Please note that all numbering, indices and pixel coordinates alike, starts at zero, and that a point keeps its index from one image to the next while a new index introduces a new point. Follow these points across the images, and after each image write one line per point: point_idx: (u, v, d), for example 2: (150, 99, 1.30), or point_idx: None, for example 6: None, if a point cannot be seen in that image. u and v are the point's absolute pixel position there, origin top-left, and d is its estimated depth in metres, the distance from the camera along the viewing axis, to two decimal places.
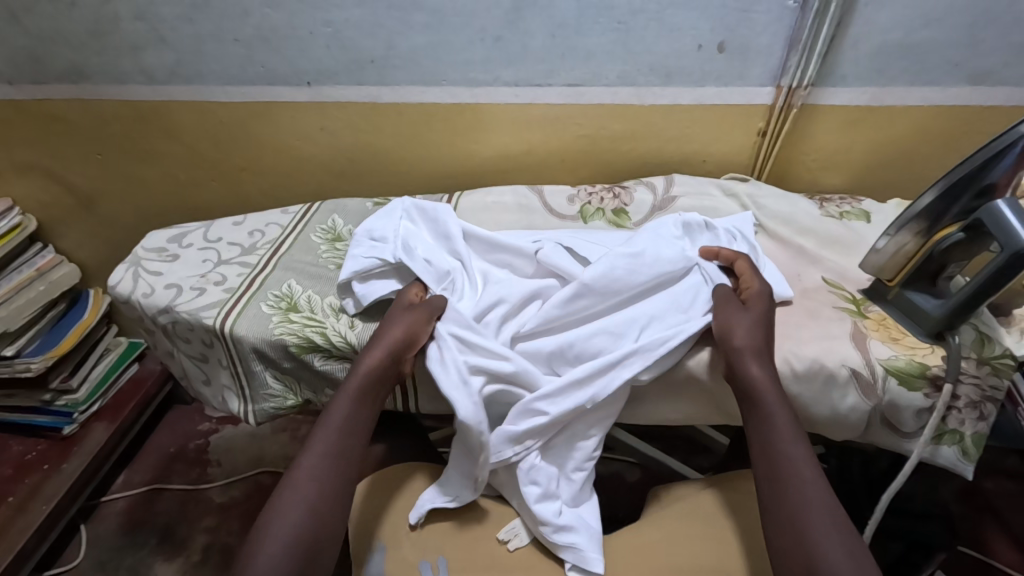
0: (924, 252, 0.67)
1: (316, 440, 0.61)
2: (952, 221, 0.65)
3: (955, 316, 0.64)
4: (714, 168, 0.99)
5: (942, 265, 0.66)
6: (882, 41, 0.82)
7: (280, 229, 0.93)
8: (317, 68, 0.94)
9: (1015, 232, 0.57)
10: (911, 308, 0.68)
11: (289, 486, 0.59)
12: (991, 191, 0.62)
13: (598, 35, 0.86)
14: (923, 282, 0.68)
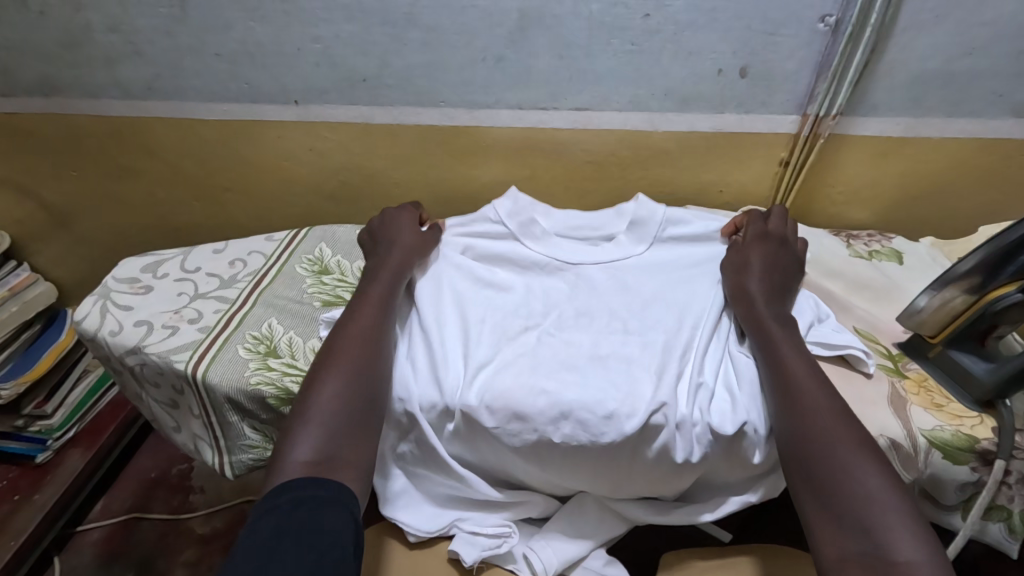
0: (974, 312, 0.59)
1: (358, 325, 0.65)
2: (1008, 279, 0.57)
3: (1008, 384, 0.57)
4: (729, 199, 0.92)
5: (993, 325, 0.59)
6: (918, 72, 0.76)
7: (263, 259, 0.86)
8: (305, 86, 0.87)
9: None
10: (955, 369, 0.62)
11: (334, 357, 0.62)
12: None
13: (608, 58, 0.79)
14: (970, 341, 0.61)
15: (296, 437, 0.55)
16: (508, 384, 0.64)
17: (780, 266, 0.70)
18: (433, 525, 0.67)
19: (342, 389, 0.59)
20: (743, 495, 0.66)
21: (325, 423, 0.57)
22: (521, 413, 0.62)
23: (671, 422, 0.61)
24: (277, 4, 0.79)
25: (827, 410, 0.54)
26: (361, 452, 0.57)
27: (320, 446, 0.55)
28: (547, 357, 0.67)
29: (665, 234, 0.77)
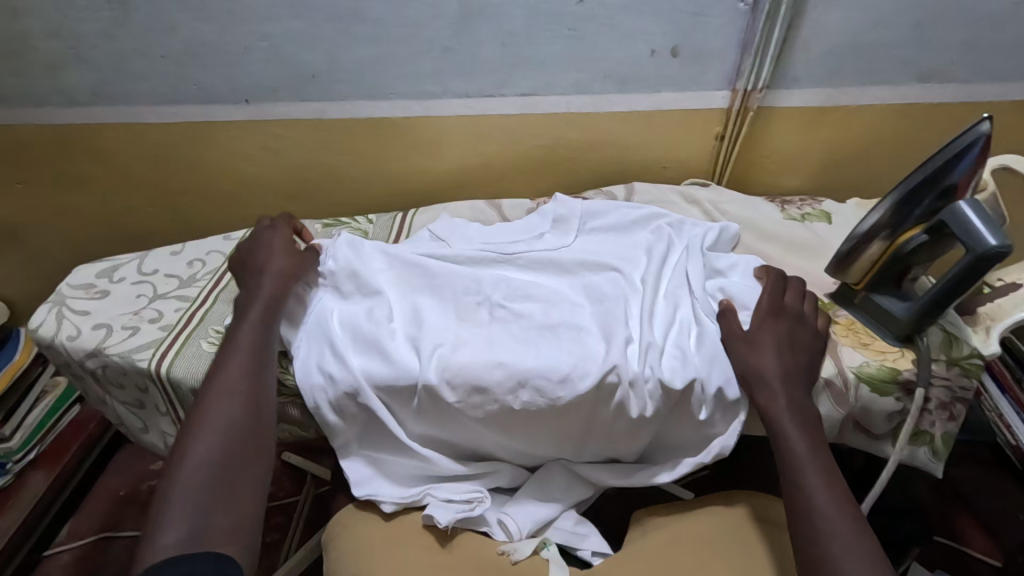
0: (889, 255, 0.65)
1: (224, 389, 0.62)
2: (915, 222, 0.63)
3: (921, 319, 0.63)
4: (673, 175, 0.98)
5: (906, 267, 0.65)
6: (833, 44, 0.82)
7: (222, 257, 0.87)
8: (255, 85, 0.88)
9: (976, 234, 0.56)
10: (878, 311, 0.67)
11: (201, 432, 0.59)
12: (952, 192, 0.61)
13: (548, 44, 0.83)
14: (889, 284, 0.66)
15: (162, 521, 0.53)
16: (468, 357, 0.67)
17: (803, 341, 0.66)
18: (401, 497, 0.69)
19: (214, 469, 0.56)
20: (700, 455, 0.69)
21: (188, 504, 0.54)
22: (481, 384, 0.65)
23: (625, 379, 0.64)
24: (221, 4, 0.80)
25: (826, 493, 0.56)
26: (237, 518, 0.55)
27: (185, 527, 0.53)
28: (507, 328, 0.70)
29: (587, 226, 0.84)
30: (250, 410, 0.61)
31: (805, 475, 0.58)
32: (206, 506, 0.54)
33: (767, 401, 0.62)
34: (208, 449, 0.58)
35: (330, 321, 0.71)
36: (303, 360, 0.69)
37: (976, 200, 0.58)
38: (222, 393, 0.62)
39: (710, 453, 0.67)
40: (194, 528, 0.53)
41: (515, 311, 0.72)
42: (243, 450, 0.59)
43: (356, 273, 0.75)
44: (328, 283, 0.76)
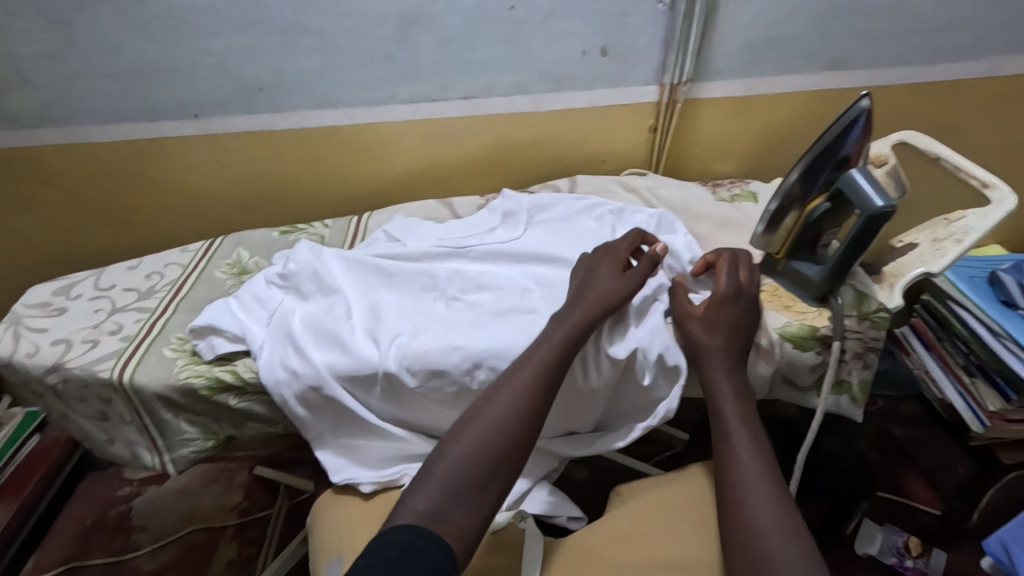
0: (801, 223, 0.72)
1: (508, 382, 0.63)
2: (819, 192, 0.71)
3: (833, 279, 0.70)
4: (614, 167, 1.04)
5: (816, 233, 0.72)
6: (746, 38, 0.89)
7: (180, 269, 0.89)
8: (203, 99, 0.90)
9: (867, 197, 0.63)
10: (797, 276, 0.74)
11: (472, 413, 0.62)
12: (846, 163, 0.68)
13: (486, 48, 0.88)
14: (804, 251, 0.74)
15: (417, 487, 0.57)
16: (425, 344, 0.70)
17: (740, 327, 0.68)
18: (379, 478, 0.72)
19: (471, 450, 0.58)
20: (648, 420, 0.74)
21: (445, 480, 0.56)
22: (438, 369, 0.69)
23: None
24: (165, 21, 0.83)
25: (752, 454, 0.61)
26: (476, 511, 0.56)
27: (437, 496, 0.55)
28: (461, 315, 0.74)
29: (534, 219, 0.89)
30: (533, 396, 0.62)
31: (735, 440, 0.63)
32: (459, 483, 0.56)
33: (711, 377, 0.67)
34: (476, 430, 0.60)
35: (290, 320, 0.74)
36: (268, 358, 0.71)
37: (866, 167, 0.66)
38: (522, 372, 0.63)
39: (657, 417, 0.72)
40: (443, 499, 0.55)
41: (467, 299, 0.77)
42: (516, 435, 0.60)
43: (317, 274, 0.78)
44: (290, 286, 0.78)
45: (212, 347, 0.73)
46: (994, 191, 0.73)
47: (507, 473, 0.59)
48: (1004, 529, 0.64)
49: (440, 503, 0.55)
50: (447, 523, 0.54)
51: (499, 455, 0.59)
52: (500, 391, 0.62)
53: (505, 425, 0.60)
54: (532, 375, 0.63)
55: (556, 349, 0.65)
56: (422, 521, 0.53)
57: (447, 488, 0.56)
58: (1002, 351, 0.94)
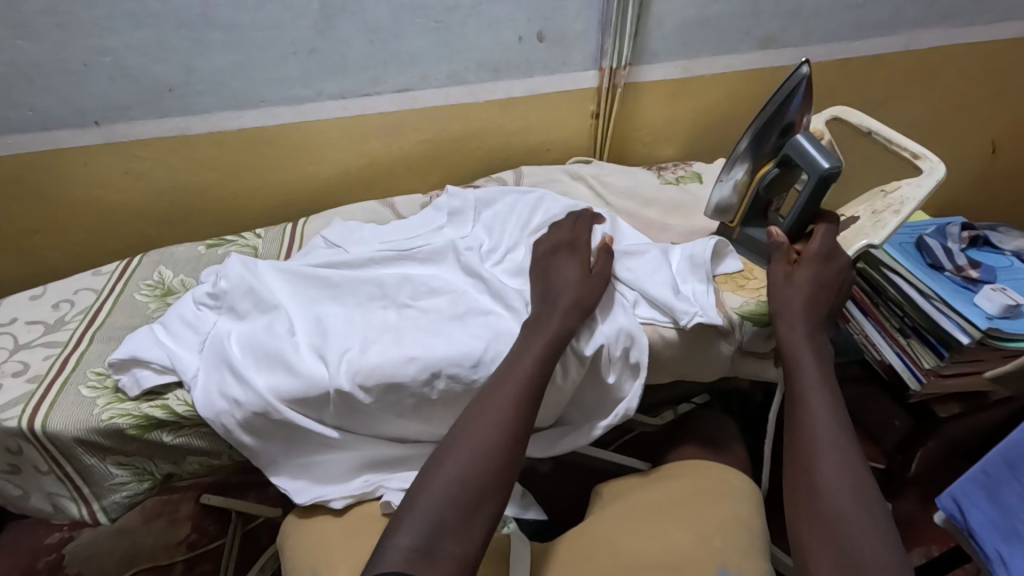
0: (754, 190, 0.77)
1: (493, 399, 0.60)
2: (769, 157, 0.75)
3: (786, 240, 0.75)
4: (558, 156, 1.02)
5: (768, 200, 0.77)
6: (681, 19, 0.89)
7: (93, 295, 0.80)
8: (103, 104, 0.81)
9: (813, 159, 0.68)
10: (751, 242, 0.78)
11: (456, 440, 0.59)
12: (790, 129, 0.73)
13: (416, 37, 0.83)
14: (757, 217, 0.78)
15: (403, 519, 0.54)
16: (379, 357, 0.66)
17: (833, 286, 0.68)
18: (350, 492, 0.68)
19: (458, 477, 0.56)
20: (609, 418, 0.72)
21: (433, 510, 0.54)
22: (395, 383, 0.65)
23: None
24: (49, 18, 0.73)
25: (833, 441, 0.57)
26: (468, 539, 0.54)
27: (425, 529, 0.52)
28: (415, 322, 0.70)
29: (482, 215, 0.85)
30: (521, 411, 0.60)
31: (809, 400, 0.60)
32: (448, 515, 0.54)
33: (790, 339, 0.64)
34: (461, 457, 0.57)
35: (230, 340, 0.68)
36: (204, 388, 0.65)
37: (810, 133, 0.70)
38: (507, 386, 0.61)
39: (617, 417, 0.71)
40: (432, 533, 0.52)
41: (421, 304, 0.73)
42: (504, 455, 0.58)
43: (253, 290, 0.71)
44: (223, 305, 0.71)
45: (138, 380, 0.66)
46: (924, 161, 0.75)
47: (497, 496, 0.56)
48: (954, 485, 0.67)
49: (431, 535, 0.52)
50: (434, 562, 0.51)
51: (488, 482, 0.56)
52: (484, 411, 0.60)
53: (492, 449, 0.58)
54: (515, 390, 0.61)
55: (537, 358, 0.63)
56: (408, 560, 0.50)
57: (437, 520, 0.53)
58: (933, 310, 1.00)
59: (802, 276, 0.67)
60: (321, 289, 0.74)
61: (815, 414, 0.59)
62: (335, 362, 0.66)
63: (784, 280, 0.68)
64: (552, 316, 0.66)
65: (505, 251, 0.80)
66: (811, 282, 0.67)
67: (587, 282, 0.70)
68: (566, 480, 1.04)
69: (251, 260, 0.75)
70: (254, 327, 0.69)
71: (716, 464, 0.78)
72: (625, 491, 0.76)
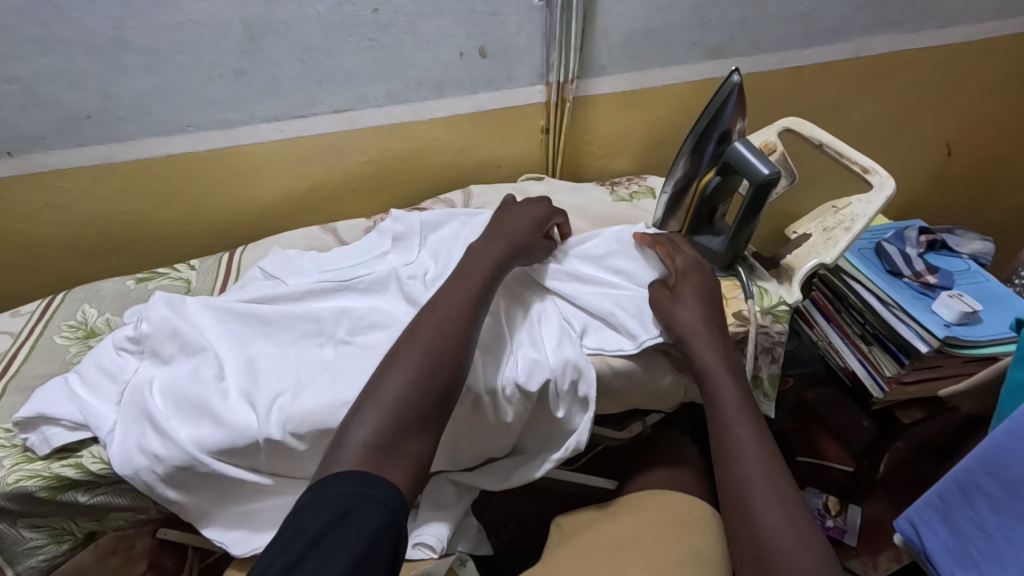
0: (698, 199, 0.74)
1: (441, 309, 0.60)
2: (710, 166, 0.71)
3: (734, 247, 0.73)
4: (510, 172, 0.98)
5: (713, 207, 0.75)
6: (627, 30, 0.86)
7: (10, 339, 0.75)
8: (15, 134, 0.76)
9: (752, 167, 0.66)
10: (700, 249, 0.77)
11: (397, 354, 0.57)
12: (727, 135, 0.69)
13: (350, 55, 0.79)
14: (704, 224, 0.76)
15: (356, 417, 0.53)
16: (311, 401, 0.62)
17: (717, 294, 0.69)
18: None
19: (411, 380, 0.55)
20: (560, 451, 0.69)
21: (388, 407, 0.53)
22: (330, 428, 0.62)
23: (481, 392, 0.63)
24: None
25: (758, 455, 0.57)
26: (425, 441, 0.53)
27: (382, 426, 0.52)
28: (352, 360, 0.67)
29: (427, 240, 0.82)
30: (467, 322, 0.60)
31: (736, 433, 0.59)
32: (404, 411, 0.53)
33: (704, 364, 0.63)
34: (406, 363, 0.56)
35: (146, 388, 0.63)
36: (122, 444, 0.60)
37: (748, 140, 0.68)
38: (449, 300, 0.61)
39: (567, 451, 0.68)
40: (390, 430, 0.52)
41: (360, 340, 0.69)
42: (455, 363, 0.57)
43: (177, 332, 0.67)
44: (145, 350, 0.67)
45: (48, 438, 0.62)
46: (874, 175, 0.74)
47: (444, 406, 0.56)
48: (912, 509, 0.66)
49: (388, 435, 0.51)
50: (387, 459, 0.51)
51: (440, 384, 0.55)
52: (434, 317, 0.59)
53: (441, 352, 0.57)
54: (460, 305, 0.61)
55: (484, 278, 0.64)
56: (368, 455, 0.50)
57: (392, 420, 0.52)
58: (893, 319, 0.99)
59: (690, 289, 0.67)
60: (253, 325, 0.70)
61: (744, 452, 0.58)
62: (262, 409, 0.62)
63: (668, 301, 0.67)
64: (494, 245, 0.68)
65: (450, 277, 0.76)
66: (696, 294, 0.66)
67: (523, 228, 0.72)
68: (529, 503, 1.01)
69: (172, 297, 0.71)
70: (176, 371, 0.65)
71: (671, 491, 0.76)
72: (583, 526, 0.74)
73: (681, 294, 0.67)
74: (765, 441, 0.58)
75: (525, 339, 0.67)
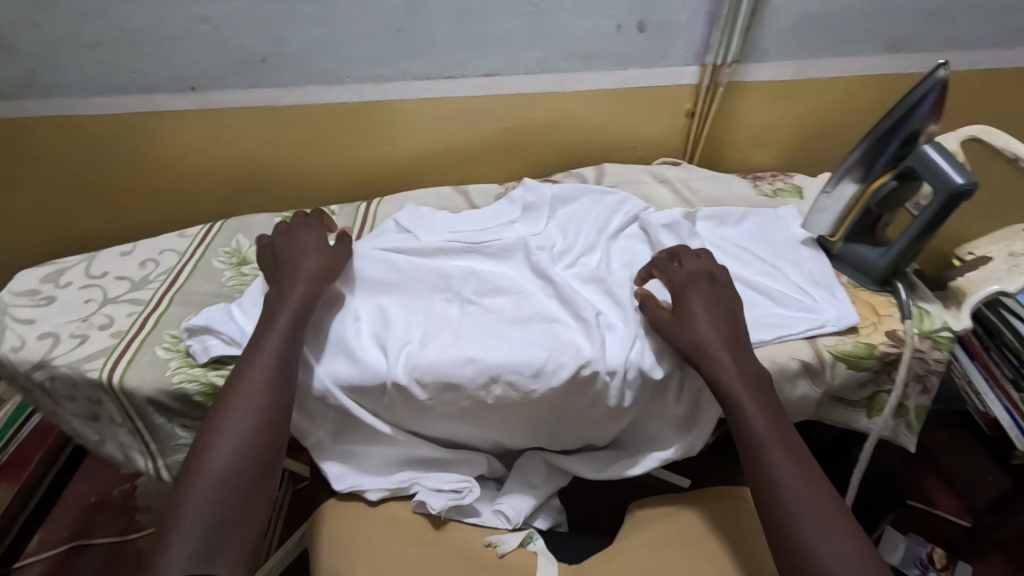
0: (864, 203, 0.68)
1: (248, 387, 0.59)
2: (886, 169, 0.66)
3: (897, 261, 0.67)
4: (644, 154, 0.95)
5: (879, 215, 0.69)
6: (801, 15, 0.80)
7: (177, 256, 0.83)
8: (199, 71, 0.83)
9: (942, 174, 0.59)
10: (854, 259, 0.71)
11: (210, 436, 0.56)
12: (915, 137, 0.63)
13: (508, 20, 0.79)
14: (864, 233, 0.70)
15: (176, 516, 0.52)
16: (438, 354, 0.64)
17: (732, 299, 0.65)
18: (385, 486, 0.68)
19: (221, 476, 0.54)
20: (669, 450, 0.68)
21: (202, 504, 0.53)
22: (452, 382, 0.64)
23: (601, 371, 0.63)
24: None
25: (795, 473, 0.54)
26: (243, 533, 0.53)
27: (196, 528, 0.51)
28: (476, 321, 0.68)
29: (556, 213, 0.81)
30: (268, 409, 0.58)
31: (770, 455, 0.55)
32: (218, 505, 0.53)
33: (730, 389, 0.58)
34: (231, 450, 0.56)
35: None
36: None
37: (941, 144, 0.61)
38: (239, 388, 0.59)
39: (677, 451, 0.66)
40: (210, 525, 0.52)
41: (485, 303, 0.70)
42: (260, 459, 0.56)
43: None
44: None
45: (207, 348, 0.68)
46: None
47: (255, 497, 0.55)
48: None
49: (205, 535, 0.51)
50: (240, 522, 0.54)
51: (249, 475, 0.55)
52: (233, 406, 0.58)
53: (247, 441, 0.56)
54: (258, 389, 0.59)
55: (279, 346, 0.62)
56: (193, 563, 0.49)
57: (226, 482, 0.54)
58: None
59: (704, 307, 0.62)
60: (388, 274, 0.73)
61: (783, 468, 0.54)
62: (393, 355, 0.64)
63: (670, 322, 0.63)
64: (292, 289, 0.66)
65: (579, 253, 0.75)
66: (704, 305, 0.63)
67: (327, 255, 0.70)
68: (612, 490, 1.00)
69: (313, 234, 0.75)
70: (316, 306, 0.69)
71: None
72: None
73: (687, 304, 0.63)
74: (803, 453, 0.55)
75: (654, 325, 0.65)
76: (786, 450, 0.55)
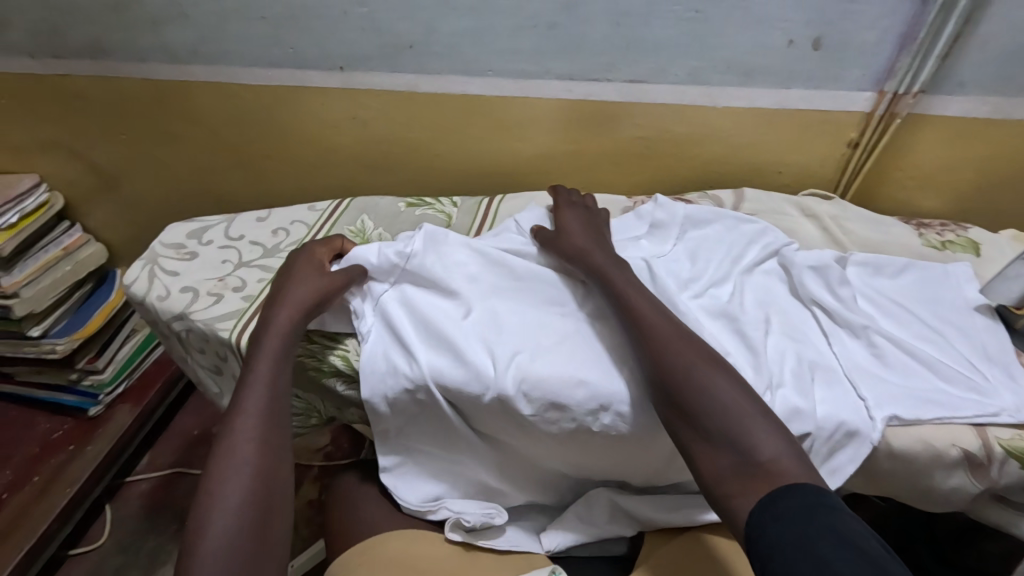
0: None
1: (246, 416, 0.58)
2: None
3: None
4: (790, 180, 0.87)
5: None
6: (1015, 46, 0.69)
7: (306, 229, 0.87)
8: (349, 52, 0.85)
9: None
10: None
11: (217, 476, 0.54)
12: None
13: (668, 26, 0.74)
14: None
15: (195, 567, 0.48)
16: (550, 372, 0.62)
17: (600, 221, 0.76)
18: (420, 498, 0.68)
19: (240, 515, 0.51)
20: None
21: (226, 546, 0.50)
22: (560, 403, 0.61)
23: None
24: None
25: (677, 340, 0.57)
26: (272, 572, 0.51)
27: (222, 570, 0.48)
28: (592, 342, 0.66)
29: (686, 235, 0.76)
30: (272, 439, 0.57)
31: (650, 333, 0.59)
32: (240, 544, 0.50)
33: (619, 290, 0.64)
34: (244, 485, 0.53)
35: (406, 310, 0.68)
36: (378, 354, 0.66)
37: None
38: (242, 426, 0.57)
39: None
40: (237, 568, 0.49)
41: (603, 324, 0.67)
42: (274, 490, 0.55)
43: (441, 265, 0.71)
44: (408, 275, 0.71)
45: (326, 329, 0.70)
46: None
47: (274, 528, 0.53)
48: None
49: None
50: (263, 564, 0.50)
51: (265, 506, 0.53)
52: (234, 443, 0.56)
53: (260, 474, 0.54)
54: (260, 417, 0.58)
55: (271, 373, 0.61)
56: None
57: (240, 520, 0.51)
58: None
59: (589, 229, 0.74)
60: (505, 277, 0.71)
61: (665, 336, 0.58)
62: (502, 365, 0.63)
63: (550, 229, 0.75)
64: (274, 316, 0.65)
65: (709, 283, 0.70)
66: (579, 219, 0.75)
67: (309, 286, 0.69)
68: None
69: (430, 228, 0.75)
70: (430, 300, 0.69)
71: None
72: None
73: (562, 221, 0.75)
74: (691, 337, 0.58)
75: (789, 379, 0.59)
76: (672, 327, 0.59)
